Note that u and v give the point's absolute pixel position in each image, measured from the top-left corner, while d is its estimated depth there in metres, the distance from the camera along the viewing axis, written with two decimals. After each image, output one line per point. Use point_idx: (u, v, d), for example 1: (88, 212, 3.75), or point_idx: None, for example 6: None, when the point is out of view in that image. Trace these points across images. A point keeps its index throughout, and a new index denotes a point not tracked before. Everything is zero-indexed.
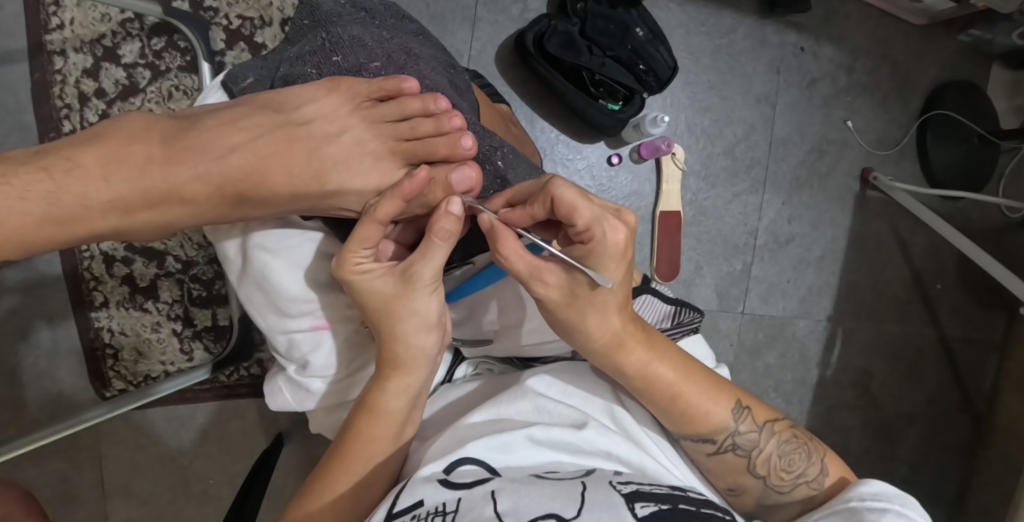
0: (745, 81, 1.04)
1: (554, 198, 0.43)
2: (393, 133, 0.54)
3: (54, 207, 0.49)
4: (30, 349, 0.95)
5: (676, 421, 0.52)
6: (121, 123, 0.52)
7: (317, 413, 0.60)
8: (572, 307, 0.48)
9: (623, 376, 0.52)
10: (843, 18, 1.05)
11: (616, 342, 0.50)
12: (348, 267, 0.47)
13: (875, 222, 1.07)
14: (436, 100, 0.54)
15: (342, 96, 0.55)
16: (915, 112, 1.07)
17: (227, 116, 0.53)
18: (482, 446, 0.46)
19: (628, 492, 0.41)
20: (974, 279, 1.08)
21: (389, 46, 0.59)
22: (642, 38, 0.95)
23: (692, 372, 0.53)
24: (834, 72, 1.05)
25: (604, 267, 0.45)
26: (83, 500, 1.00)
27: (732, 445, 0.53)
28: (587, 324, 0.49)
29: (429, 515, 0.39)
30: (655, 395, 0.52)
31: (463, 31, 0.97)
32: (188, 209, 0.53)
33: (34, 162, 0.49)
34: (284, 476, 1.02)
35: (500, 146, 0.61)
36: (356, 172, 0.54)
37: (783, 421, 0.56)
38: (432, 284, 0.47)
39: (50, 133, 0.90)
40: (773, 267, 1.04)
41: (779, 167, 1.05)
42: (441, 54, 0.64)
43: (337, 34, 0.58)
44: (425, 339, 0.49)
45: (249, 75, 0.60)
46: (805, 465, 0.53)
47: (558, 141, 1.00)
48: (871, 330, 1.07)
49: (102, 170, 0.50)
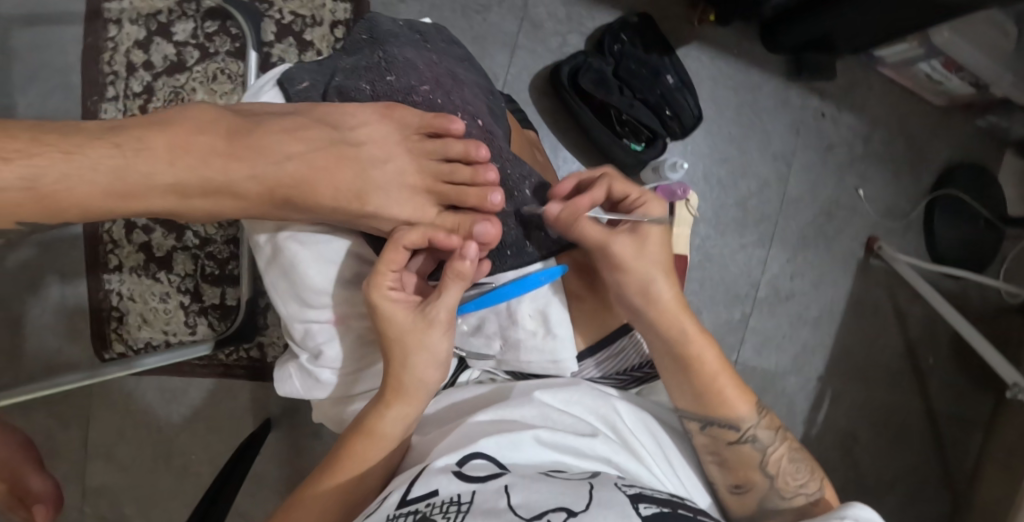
0: (764, 137, 1.08)
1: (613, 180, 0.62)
2: (434, 172, 0.59)
3: (120, 183, 0.51)
4: (37, 303, 0.98)
5: (706, 398, 0.59)
6: (192, 113, 0.54)
7: (327, 404, 0.62)
8: (642, 261, 0.59)
9: (679, 345, 0.59)
10: (866, 89, 1.09)
11: (666, 311, 0.59)
12: (379, 289, 0.51)
13: (875, 289, 1.09)
14: (478, 147, 0.59)
15: (392, 125, 0.59)
16: (926, 187, 1.09)
17: (289, 124, 0.56)
18: (491, 442, 0.48)
19: (632, 493, 0.44)
20: (966, 357, 1.09)
21: (437, 69, 0.63)
22: (671, 85, 1.00)
23: (725, 363, 0.61)
24: (851, 140, 1.09)
25: (656, 222, 0.61)
26: (66, 455, 1.03)
27: (751, 437, 0.60)
28: (654, 281, 0.59)
29: (445, 503, 0.41)
30: (700, 370, 0.59)
31: (501, 55, 1.02)
32: (235, 204, 0.56)
33: (109, 137, 0.50)
34: (268, 460, 1.03)
35: (530, 176, 0.65)
36: (394, 201, 0.58)
37: (793, 438, 0.63)
38: (446, 323, 0.52)
39: (93, 97, 0.94)
40: (770, 320, 1.07)
41: (788, 224, 1.07)
42: (482, 80, 0.68)
43: (393, 55, 0.62)
44: (431, 374, 0.52)
45: (305, 78, 0.62)
46: (809, 477, 0.60)
47: (578, 173, 1.03)
48: (860, 394, 1.08)
49: (169, 154, 0.52)
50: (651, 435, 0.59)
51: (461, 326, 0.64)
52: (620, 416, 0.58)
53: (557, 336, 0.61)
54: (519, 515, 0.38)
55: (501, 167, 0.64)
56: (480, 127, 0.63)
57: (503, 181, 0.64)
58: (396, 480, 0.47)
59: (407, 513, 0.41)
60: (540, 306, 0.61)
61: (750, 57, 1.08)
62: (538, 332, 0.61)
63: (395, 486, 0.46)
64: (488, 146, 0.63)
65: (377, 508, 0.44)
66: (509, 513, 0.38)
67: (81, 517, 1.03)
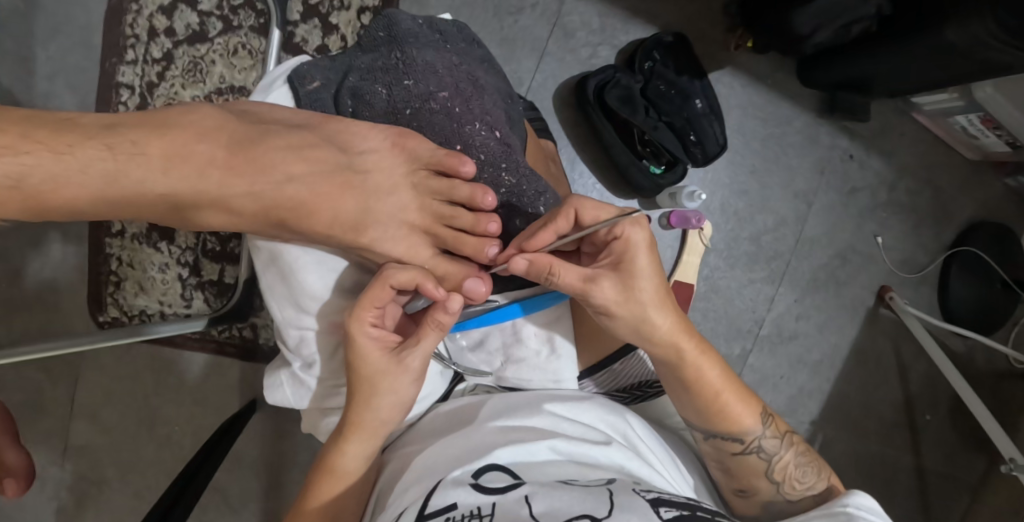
0: (788, 174, 1.05)
1: (578, 210, 0.52)
2: (436, 214, 0.59)
3: (112, 187, 0.50)
4: (38, 258, 0.98)
5: (710, 417, 0.56)
6: (192, 117, 0.53)
7: (312, 413, 0.59)
8: (631, 302, 0.51)
9: (678, 368, 0.55)
10: (897, 135, 1.06)
11: (670, 336, 0.53)
12: (360, 327, 0.49)
13: (881, 339, 1.06)
14: (484, 194, 0.57)
15: (402, 156, 0.58)
16: (946, 242, 1.06)
17: (296, 140, 0.55)
18: (506, 453, 0.47)
19: (652, 499, 0.43)
20: (966, 419, 1.05)
21: (458, 74, 0.60)
22: (699, 110, 0.98)
23: (729, 376, 0.57)
24: (876, 186, 1.06)
25: (638, 255, 0.51)
26: (50, 411, 1.03)
27: (757, 448, 0.57)
28: (647, 317, 0.52)
29: (465, 516, 0.40)
30: (702, 390, 0.56)
31: (529, 60, 1.00)
32: (231, 218, 0.55)
33: (101, 137, 0.49)
34: (248, 441, 1.02)
35: (547, 191, 0.60)
36: (391, 236, 0.58)
37: (799, 436, 0.61)
38: (419, 370, 0.50)
39: (112, 58, 0.93)
40: (770, 360, 1.04)
41: (800, 265, 1.05)
42: (503, 83, 0.66)
43: (412, 57, 0.59)
44: (395, 417, 0.51)
45: (316, 78, 0.60)
46: (816, 479, 0.58)
47: (593, 189, 1.01)
48: (850, 447, 1.04)
49: (163, 162, 0.51)
50: (658, 442, 0.57)
51: (460, 341, 0.62)
52: (632, 425, 0.56)
53: (562, 357, 0.60)
54: None
55: (518, 182, 0.60)
56: (498, 139, 0.60)
57: (518, 197, 0.60)
58: (410, 495, 0.46)
59: None
60: (546, 328, 0.60)
61: (784, 89, 1.05)
62: (541, 351, 0.60)
63: (411, 499, 0.46)
64: (505, 158, 0.59)
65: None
66: None
67: (61, 474, 1.04)
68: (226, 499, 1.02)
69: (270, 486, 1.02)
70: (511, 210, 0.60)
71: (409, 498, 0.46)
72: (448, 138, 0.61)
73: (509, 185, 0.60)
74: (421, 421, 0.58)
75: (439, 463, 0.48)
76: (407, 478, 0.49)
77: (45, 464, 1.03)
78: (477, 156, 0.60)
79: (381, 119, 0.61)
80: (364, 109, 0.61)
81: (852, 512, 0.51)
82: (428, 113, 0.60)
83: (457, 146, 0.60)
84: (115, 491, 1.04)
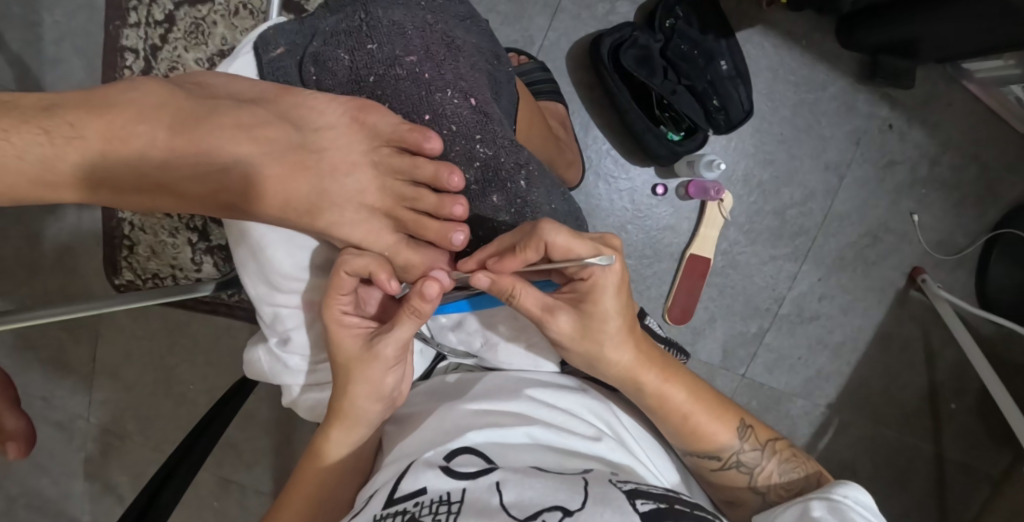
0: (819, 144, 0.98)
1: (550, 244, 0.44)
2: (398, 196, 0.56)
3: (49, 173, 0.49)
4: (55, 222, 1.01)
5: (683, 438, 0.54)
6: (134, 94, 0.52)
7: (290, 390, 0.60)
8: (588, 340, 0.50)
9: (637, 395, 0.53)
10: (944, 104, 0.97)
11: (631, 369, 0.52)
12: (331, 315, 0.49)
13: (908, 323, 0.99)
14: (450, 172, 0.54)
15: (362, 132, 0.55)
16: (989, 223, 0.98)
17: (246, 118, 0.53)
18: (481, 436, 0.46)
19: (628, 489, 0.40)
20: (995, 411, 0.98)
21: (430, 35, 0.56)
22: (724, 72, 0.92)
23: (700, 393, 0.55)
24: (916, 159, 0.98)
25: (604, 300, 0.47)
26: (75, 368, 1.08)
27: (735, 462, 0.55)
28: (603, 355, 0.51)
29: (433, 503, 0.38)
30: (668, 417, 0.53)
31: (541, 18, 0.94)
32: (179, 201, 0.55)
33: (36, 121, 0.48)
34: (259, 401, 1.04)
35: (528, 163, 0.57)
36: (349, 220, 0.55)
37: (784, 439, 0.57)
38: (394, 357, 0.48)
39: (116, 21, 0.91)
40: (788, 339, 1.00)
41: (827, 242, 0.99)
42: (486, 42, 0.61)
43: (377, 18, 0.55)
44: (373, 407, 0.50)
45: (281, 44, 0.57)
46: (801, 483, 0.55)
47: (606, 155, 0.97)
48: (869, 430, 1.00)
49: (102, 146, 0.50)
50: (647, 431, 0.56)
51: (440, 320, 0.59)
52: (616, 416, 0.54)
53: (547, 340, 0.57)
54: (512, 516, 0.36)
55: (494, 154, 0.56)
56: (473, 107, 0.55)
57: (496, 170, 0.56)
58: (383, 476, 0.46)
59: (395, 514, 0.39)
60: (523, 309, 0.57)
61: (820, 52, 0.97)
62: (521, 332, 0.57)
63: (384, 479, 0.45)
64: (480, 129, 0.56)
65: (366, 506, 0.42)
66: (502, 514, 0.36)
67: (88, 427, 1.09)
68: (241, 455, 1.05)
69: (279, 446, 1.04)
70: (487, 185, 0.56)
71: (382, 479, 0.45)
72: (415, 108, 0.57)
73: (484, 157, 0.56)
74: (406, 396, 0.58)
75: (413, 445, 0.47)
76: (387, 458, 0.48)
77: (73, 417, 1.09)
78: (448, 127, 0.56)
79: (345, 87, 0.57)
80: (326, 78, 0.57)
81: (842, 501, 0.48)
82: (394, 80, 0.56)
83: (425, 115, 0.57)
84: (137, 444, 1.07)
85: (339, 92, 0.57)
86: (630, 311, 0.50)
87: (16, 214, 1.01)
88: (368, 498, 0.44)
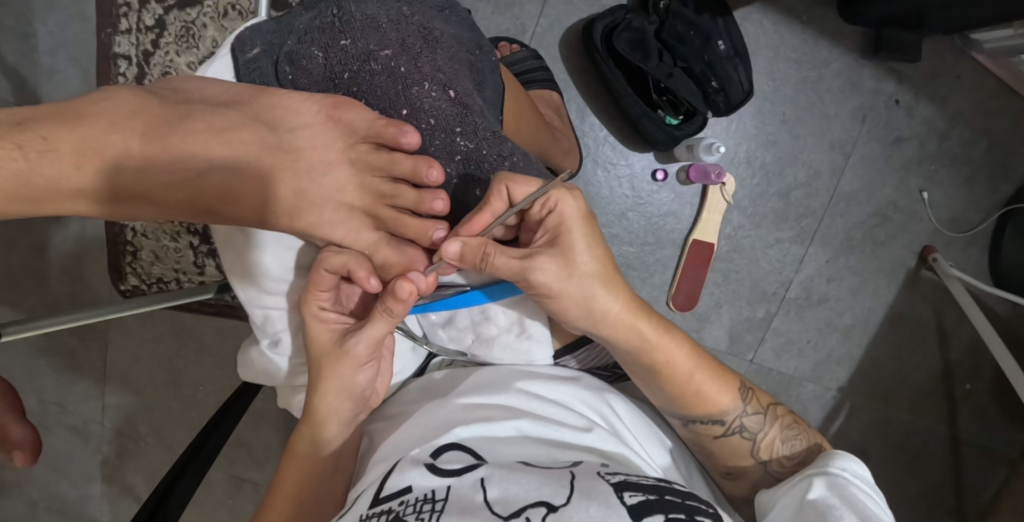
0: (823, 123, 0.96)
1: (510, 183, 0.47)
2: (378, 193, 0.55)
3: (26, 187, 0.49)
4: (60, 230, 1.02)
5: (685, 399, 0.54)
6: (109, 103, 0.51)
7: (284, 389, 0.60)
8: (574, 282, 0.48)
9: (638, 353, 0.53)
10: (953, 77, 0.94)
11: (626, 317, 0.51)
12: (309, 310, 0.49)
13: (920, 303, 0.97)
14: (428, 167, 0.53)
15: (340, 130, 0.55)
16: (1002, 198, 0.95)
17: (220, 121, 0.53)
18: (468, 431, 0.45)
19: (617, 482, 0.40)
20: (1013, 390, 0.96)
21: (406, 28, 0.55)
22: (721, 53, 0.89)
23: (700, 355, 0.55)
24: (925, 135, 0.95)
25: (573, 232, 0.48)
26: (87, 373, 1.09)
27: (739, 427, 0.55)
28: (596, 300, 0.49)
29: (418, 502, 0.38)
30: (669, 375, 0.53)
31: (532, 6, 0.93)
32: (158, 209, 0.54)
33: (9, 136, 0.48)
34: (267, 400, 1.05)
35: (511, 153, 0.56)
36: (329, 220, 0.55)
37: (784, 407, 0.58)
38: (366, 355, 0.48)
39: (107, 28, 0.91)
40: (796, 323, 0.98)
41: (834, 223, 0.97)
42: (467, 31, 0.60)
43: (350, 13, 0.54)
44: (343, 405, 0.50)
45: (257, 44, 0.56)
46: (804, 451, 0.55)
47: (604, 142, 0.95)
48: (882, 413, 0.98)
49: (76, 157, 0.50)
50: (643, 420, 0.55)
51: (431, 317, 0.59)
52: (610, 406, 0.53)
53: (541, 337, 0.57)
54: (495, 514, 0.35)
55: (476, 146, 0.55)
56: (451, 100, 0.55)
57: (478, 162, 0.55)
58: (372, 474, 0.45)
59: (380, 513, 0.38)
60: (514, 306, 0.57)
61: (821, 28, 0.94)
62: (513, 328, 0.57)
63: (372, 478, 0.44)
64: (460, 121, 0.55)
65: (353, 506, 0.42)
66: (485, 512, 0.36)
67: (102, 430, 1.10)
68: (252, 454, 1.06)
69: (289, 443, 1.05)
70: (469, 179, 0.56)
71: (370, 478, 0.45)
72: (392, 103, 0.56)
73: (466, 150, 0.55)
74: (399, 393, 0.58)
75: (400, 442, 0.47)
76: (376, 455, 0.48)
77: (88, 421, 1.10)
78: (427, 121, 0.56)
79: (321, 85, 0.57)
80: (302, 77, 0.57)
81: (844, 476, 0.48)
82: (369, 76, 0.55)
83: (403, 110, 0.56)
84: (150, 446, 1.09)
85: (315, 91, 0.57)
86: (610, 258, 0.51)
87: (21, 225, 1.02)
88: (355, 497, 0.44)
